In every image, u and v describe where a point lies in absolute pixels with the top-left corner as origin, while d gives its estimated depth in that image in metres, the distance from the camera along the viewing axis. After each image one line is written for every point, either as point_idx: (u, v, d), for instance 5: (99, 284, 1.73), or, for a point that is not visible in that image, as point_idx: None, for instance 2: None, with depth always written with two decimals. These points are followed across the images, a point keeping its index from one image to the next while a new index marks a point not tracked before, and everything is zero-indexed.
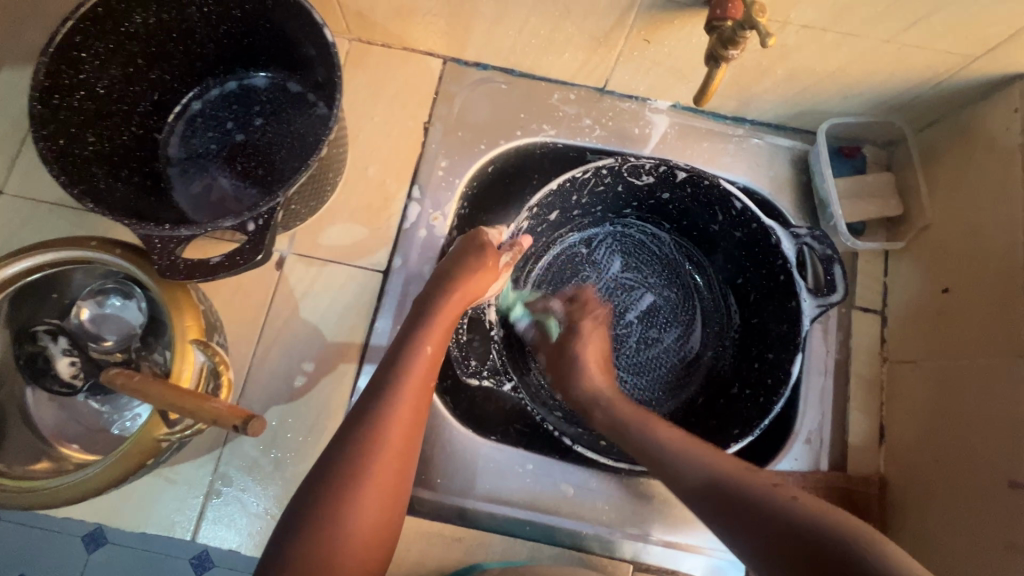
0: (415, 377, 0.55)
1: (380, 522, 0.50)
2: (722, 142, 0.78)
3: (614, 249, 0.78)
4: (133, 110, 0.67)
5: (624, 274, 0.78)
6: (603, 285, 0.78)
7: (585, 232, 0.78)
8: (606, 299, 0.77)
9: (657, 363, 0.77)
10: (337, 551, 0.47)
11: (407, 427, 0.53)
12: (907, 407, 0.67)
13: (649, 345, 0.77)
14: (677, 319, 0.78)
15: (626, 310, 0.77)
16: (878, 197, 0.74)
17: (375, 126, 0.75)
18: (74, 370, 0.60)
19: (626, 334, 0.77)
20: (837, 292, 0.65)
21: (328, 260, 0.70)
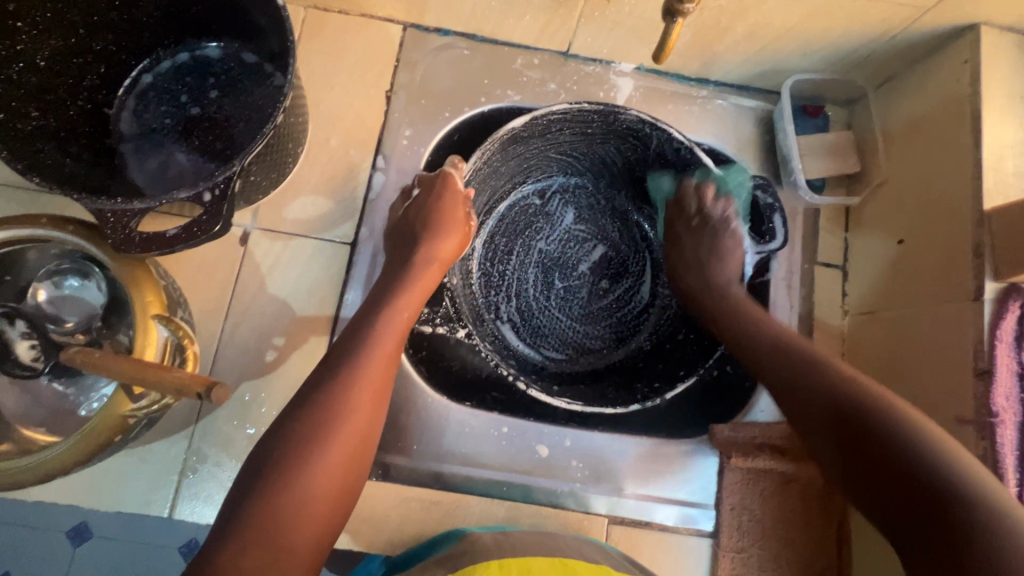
0: (390, 337, 0.55)
1: (339, 489, 0.48)
2: (686, 104, 0.78)
3: (568, 200, 0.79)
4: (78, 84, 0.65)
5: (577, 226, 0.78)
6: (556, 236, 0.77)
7: (539, 182, 0.78)
8: (559, 250, 0.77)
9: (608, 313, 0.77)
10: (290, 517, 0.44)
11: (377, 391, 0.52)
12: (866, 356, 0.70)
13: (601, 295, 0.77)
14: (628, 270, 0.78)
15: (579, 261, 0.77)
16: (838, 153, 0.75)
17: (336, 95, 0.73)
18: (33, 354, 0.59)
19: (579, 286, 0.76)
20: (777, 239, 0.70)
21: (293, 233, 0.69)
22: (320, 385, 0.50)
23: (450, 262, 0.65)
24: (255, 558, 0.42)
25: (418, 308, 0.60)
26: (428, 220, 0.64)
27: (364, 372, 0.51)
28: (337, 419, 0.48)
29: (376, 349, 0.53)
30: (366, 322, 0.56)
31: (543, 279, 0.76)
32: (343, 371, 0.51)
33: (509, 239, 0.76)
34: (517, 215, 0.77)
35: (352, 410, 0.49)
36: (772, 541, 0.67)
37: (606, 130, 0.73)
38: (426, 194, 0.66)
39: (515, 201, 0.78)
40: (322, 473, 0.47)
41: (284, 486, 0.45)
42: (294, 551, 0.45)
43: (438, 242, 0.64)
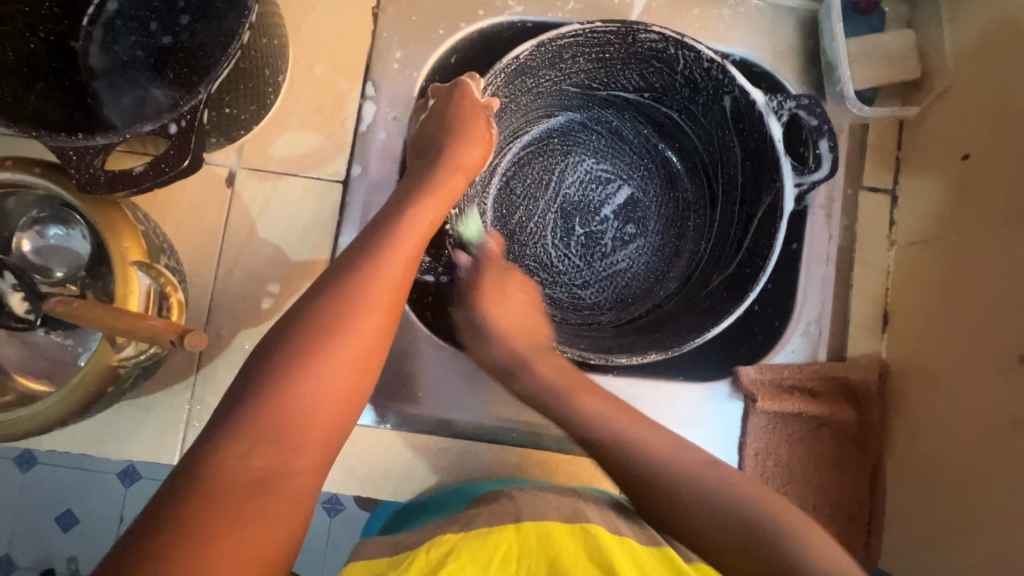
0: (413, 236, 0.50)
1: (353, 389, 0.43)
2: (715, 8, 0.68)
3: (589, 139, 0.72)
4: (38, 13, 0.60)
5: (598, 167, 0.72)
6: (576, 178, 0.72)
7: (554, 120, 0.72)
8: (579, 194, 0.72)
9: (635, 261, 0.72)
10: (298, 413, 0.40)
11: (397, 290, 0.46)
12: (913, 289, 0.63)
13: (626, 241, 0.72)
14: (656, 212, 0.73)
15: (602, 204, 0.72)
16: (894, 57, 0.65)
17: (317, 16, 0.66)
18: (24, 305, 0.54)
19: (602, 231, 0.72)
20: (823, 169, 0.61)
21: (282, 172, 0.64)
22: (334, 281, 0.45)
23: (476, 171, 0.60)
24: (264, 457, 0.39)
25: (443, 213, 0.54)
26: (447, 130, 0.59)
27: (383, 267, 0.46)
28: (350, 314, 0.43)
29: (396, 248, 0.48)
30: (386, 223, 0.50)
31: (562, 225, 0.71)
32: (356, 269, 0.45)
33: (526, 183, 0.71)
34: (533, 155, 0.72)
35: (369, 308, 0.44)
36: (799, 486, 0.63)
37: (624, 56, 0.64)
38: (445, 103, 0.61)
39: (531, 141, 0.72)
40: (334, 369, 0.41)
41: (294, 379, 0.40)
42: (305, 447, 0.40)
43: (460, 150, 0.59)
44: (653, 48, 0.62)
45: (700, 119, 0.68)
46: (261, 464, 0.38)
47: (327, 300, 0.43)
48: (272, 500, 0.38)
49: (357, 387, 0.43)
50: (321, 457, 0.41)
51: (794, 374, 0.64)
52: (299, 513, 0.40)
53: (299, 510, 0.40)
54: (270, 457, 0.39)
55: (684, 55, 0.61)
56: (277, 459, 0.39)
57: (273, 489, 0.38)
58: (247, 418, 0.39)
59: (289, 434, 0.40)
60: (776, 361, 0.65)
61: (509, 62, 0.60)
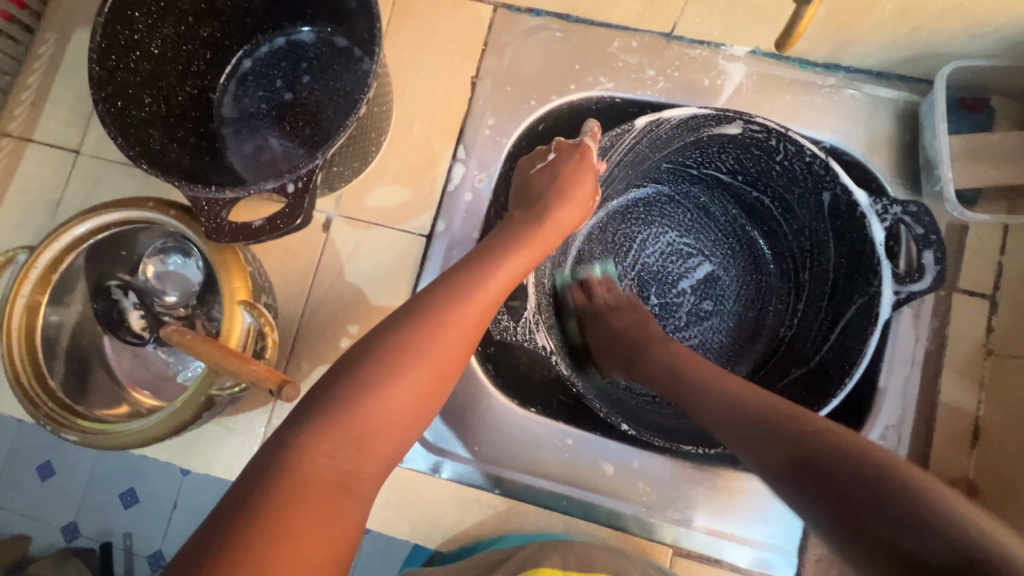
0: (490, 289, 0.53)
1: (419, 413, 0.47)
2: (808, 95, 0.68)
3: (674, 212, 0.79)
4: (188, 70, 0.68)
5: (682, 241, 0.79)
6: (659, 249, 0.79)
7: (647, 190, 0.79)
8: (660, 265, 0.78)
9: (713, 331, 0.79)
10: (372, 425, 0.44)
11: (475, 329, 0.51)
12: (1008, 407, 0.58)
13: (703, 315, 0.78)
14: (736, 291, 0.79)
15: (682, 278, 0.78)
16: (1001, 158, 0.62)
17: (421, 81, 0.72)
18: (142, 323, 0.64)
19: (678, 303, 0.78)
20: (926, 281, 0.60)
21: (373, 222, 0.70)
22: (428, 309, 0.49)
23: (568, 230, 0.63)
24: (342, 463, 0.43)
25: (524, 268, 0.57)
26: (557, 184, 0.63)
27: (460, 316, 0.50)
28: (435, 343, 0.48)
29: (483, 289, 0.52)
30: (477, 266, 0.54)
31: (642, 291, 0.78)
32: (446, 301, 0.50)
33: (608, 248, 0.78)
34: (621, 223, 0.79)
35: (454, 338, 0.49)
36: None
37: (724, 140, 0.69)
38: (561, 158, 0.64)
39: (620, 207, 0.79)
40: (412, 386, 0.46)
41: (378, 393, 0.45)
42: (373, 455, 0.44)
43: (561, 206, 0.62)
44: (755, 136, 0.66)
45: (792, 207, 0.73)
46: (334, 475, 0.42)
47: (418, 326, 0.48)
48: (343, 506, 0.42)
49: (422, 411, 0.47)
50: (380, 467, 0.45)
51: None
52: (355, 525, 0.43)
53: (355, 523, 0.43)
54: (348, 463, 0.43)
55: (786, 148, 0.65)
56: (350, 466, 0.43)
57: (341, 502, 0.42)
58: (331, 426, 0.43)
59: (364, 440, 0.44)
60: None
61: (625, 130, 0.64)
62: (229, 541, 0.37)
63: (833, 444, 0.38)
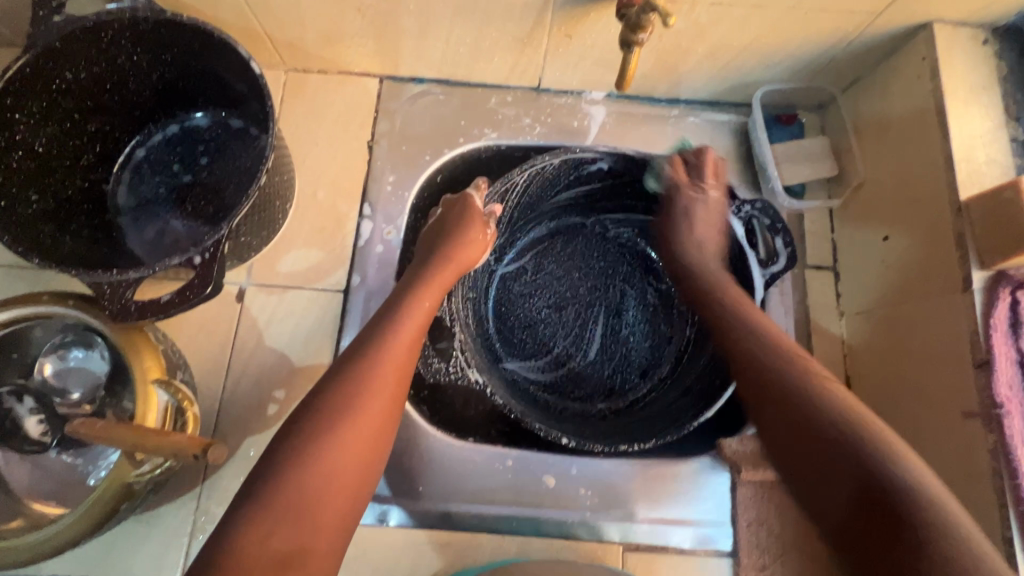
0: (405, 331, 0.55)
1: (365, 469, 0.46)
2: (660, 125, 0.80)
3: (575, 241, 0.88)
4: (76, 164, 0.68)
5: (585, 268, 0.88)
6: (569, 278, 0.87)
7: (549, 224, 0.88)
8: (572, 292, 0.87)
9: (628, 343, 0.86)
10: (311, 493, 0.43)
11: (402, 372, 0.52)
12: (865, 355, 0.69)
13: (618, 334, 0.86)
14: (643, 304, 0.87)
15: (594, 303, 0.86)
16: (813, 156, 0.76)
17: (320, 150, 0.76)
18: (41, 428, 0.61)
19: (595, 325, 0.86)
20: (781, 259, 0.72)
21: (287, 286, 0.71)
22: (347, 366, 0.50)
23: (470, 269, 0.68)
24: (285, 537, 0.41)
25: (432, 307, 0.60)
26: (449, 232, 0.68)
27: (384, 359, 0.51)
28: (357, 395, 0.48)
29: (398, 333, 0.54)
30: (386, 316, 0.56)
31: (559, 317, 0.86)
32: (364, 355, 0.50)
33: (524, 282, 0.87)
34: (530, 255, 0.88)
35: (381, 386, 0.49)
36: (790, 554, 0.66)
37: (602, 174, 0.82)
38: (448, 211, 0.70)
39: (526, 245, 0.88)
40: (347, 441, 0.46)
41: (309, 457, 0.44)
42: (319, 523, 0.43)
43: (460, 248, 0.67)
44: (628, 163, 0.79)
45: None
46: (282, 548, 0.41)
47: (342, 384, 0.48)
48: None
49: (364, 464, 0.47)
50: (334, 535, 0.44)
51: None
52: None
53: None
54: (292, 538, 0.41)
55: (651, 170, 0.78)
56: (296, 541, 0.42)
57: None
58: (261, 497, 0.42)
59: (308, 506, 0.43)
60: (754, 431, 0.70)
61: (512, 180, 0.76)
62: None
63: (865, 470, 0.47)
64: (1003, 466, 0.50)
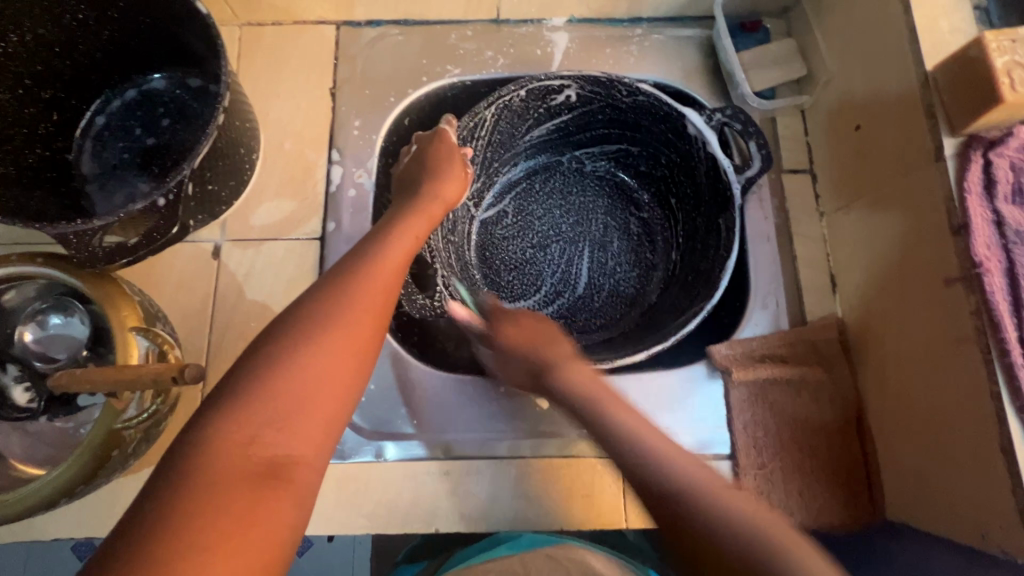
0: (393, 256, 0.54)
1: (347, 379, 0.44)
2: (624, 45, 0.79)
3: (553, 179, 0.89)
4: (34, 133, 0.67)
5: (566, 203, 0.87)
6: (550, 214, 0.87)
7: (525, 164, 0.88)
8: (555, 228, 0.86)
9: (616, 273, 0.85)
10: (293, 398, 0.41)
11: (389, 294, 0.51)
12: (848, 249, 0.68)
13: (605, 265, 0.85)
14: (627, 233, 0.87)
15: (578, 236, 0.86)
16: (781, 59, 0.76)
17: (282, 101, 0.75)
18: (29, 395, 0.61)
19: (581, 258, 0.85)
20: (756, 161, 0.71)
21: (263, 238, 0.70)
22: (331, 282, 0.49)
23: (454, 203, 0.67)
24: (268, 443, 0.39)
25: (421, 237, 0.60)
26: (429, 169, 0.68)
27: (371, 276, 0.50)
28: (342, 307, 0.46)
29: (384, 258, 0.53)
30: (372, 243, 0.55)
31: (545, 255, 0.85)
32: (350, 275, 0.49)
33: (505, 223, 0.86)
34: (509, 196, 0.88)
35: (365, 300, 0.48)
36: (793, 452, 0.65)
37: (570, 105, 0.80)
38: (425, 147, 0.70)
39: (503, 187, 0.88)
40: (336, 347, 0.44)
41: (294, 362, 0.42)
42: (305, 430, 0.41)
43: (440, 182, 0.66)
44: (595, 89, 0.77)
45: (645, 144, 0.84)
46: (263, 450, 0.39)
47: (327, 296, 0.47)
48: (276, 491, 0.38)
49: (350, 375, 0.44)
50: (317, 444, 0.41)
51: (762, 344, 0.68)
52: (295, 514, 0.38)
53: (297, 509, 0.39)
54: (276, 444, 0.39)
55: (621, 91, 0.76)
56: (281, 446, 0.40)
57: (273, 488, 0.38)
58: (239, 403, 0.40)
59: (292, 410, 0.41)
60: (743, 335, 0.70)
61: (479, 114, 0.74)
62: (135, 519, 0.35)
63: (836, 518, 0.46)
64: (987, 324, 0.50)
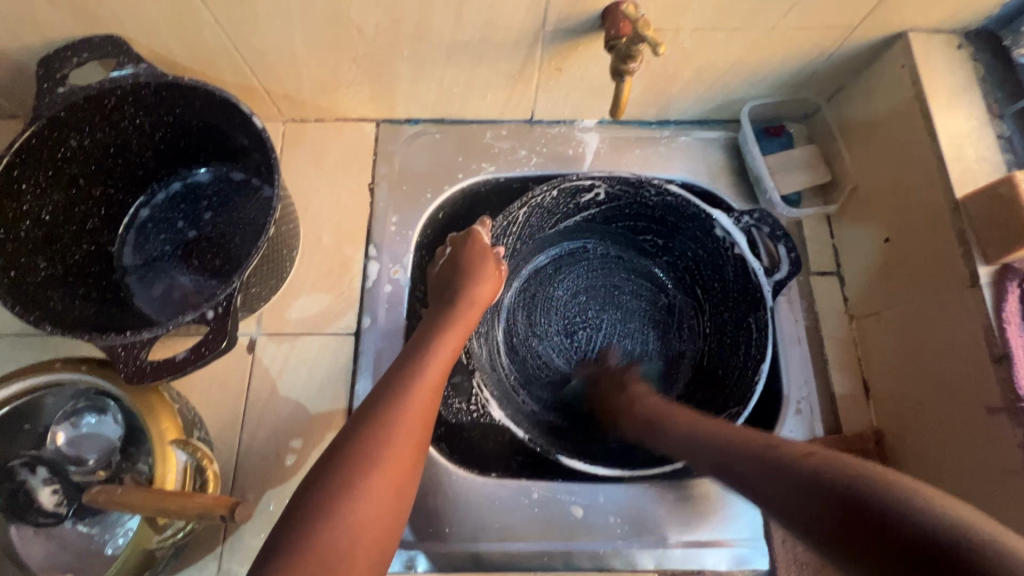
0: (429, 376, 0.54)
1: (390, 521, 0.44)
2: (652, 147, 0.82)
3: (579, 265, 0.87)
4: (82, 230, 0.69)
5: (591, 290, 0.86)
6: (575, 303, 0.86)
7: (550, 252, 0.87)
8: (581, 317, 0.86)
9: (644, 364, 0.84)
10: (343, 551, 0.41)
11: (425, 421, 0.51)
12: (880, 358, 0.68)
13: (633, 356, 0.84)
14: (654, 322, 0.86)
15: (604, 326, 0.85)
16: (807, 164, 0.78)
17: (321, 196, 0.77)
18: (56, 498, 0.60)
19: (609, 348, 0.84)
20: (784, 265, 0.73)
21: (298, 333, 0.71)
22: (374, 411, 0.49)
23: (487, 305, 0.68)
24: None
25: (456, 349, 0.61)
26: (463, 271, 0.68)
27: (413, 403, 0.50)
28: (386, 445, 0.46)
29: (424, 380, 0.53)
30: (412, 360, 0.56)
31: (572, 345, 0.84)
32: (391, 404, 0.50)
33: (530, 311, 0.85)
34: (533, 284, 0.86)
35: (409, 433, 0.48)
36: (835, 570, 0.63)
37: (598, 201, 0.82)
38: (459, 250, 0.71)
39: (528, 274, 0.86)
40: (384, 485, 0.44)
41: (341, 509, 0.42)
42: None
43: (476, 286, 0.67)
44: (624, 188, 0.80)
45: (672, 235, 0.84)
46: None
47: (368, 433, 0.47)
48: None
49: (391, 517, 0.45)
50: None
51: None
52: None
53: None
54: None
55: (650, 191, 0.79)
56: None
57: None
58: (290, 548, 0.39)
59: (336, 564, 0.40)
60: None
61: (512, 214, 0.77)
62: None
63: (850, 474, 0.40)
64: None
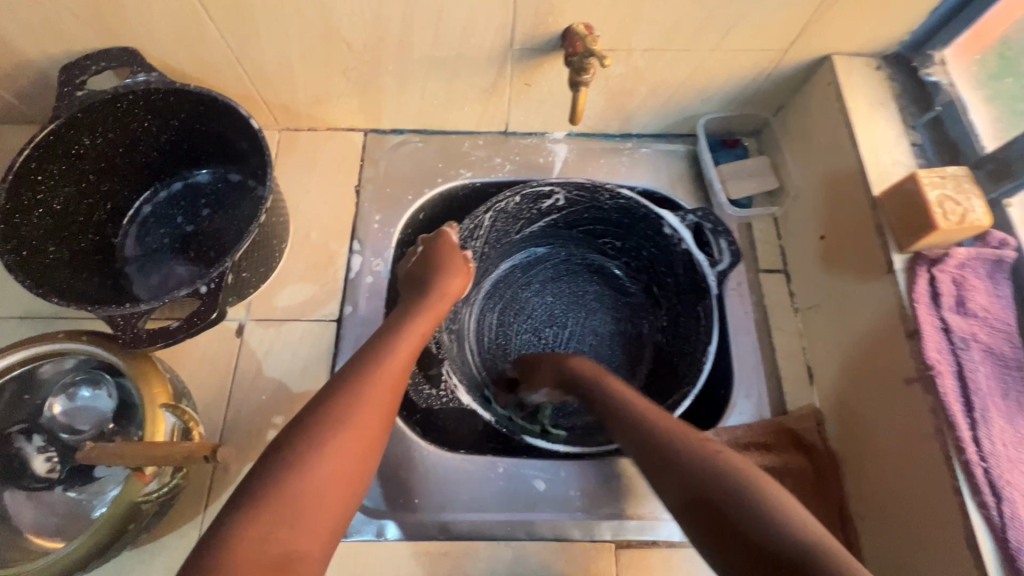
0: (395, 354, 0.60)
1: (353, 479, 0.50)
2: (616, 157, 0.90)
3: (544, 269, 0.95)
4: (88, 221, 0.75)
5: (556, 292, 0.93)
6: (541, 303, 0.93)
7: (517, 257, 0.94)
8: (547, 315, 0.92)
9: (607, 356, 0.90)
10: (307, 498, 0.46)
11: (390, 394, 0.56)
12: (821, 344, 0.74)
13: (596, 348, 0.91)
14: (616, 317, 0.93)
15: (568, 322, 0.92)
16: (754, 173, 0.86)
17: (311, 196, 0.84)
18: (49, 465, 0.64)
19: (573, 343, 0.91)
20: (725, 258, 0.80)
21: (284, 318, 0.76)
22: (343, 382, 0.55)
23: (456, 298, 0.74)
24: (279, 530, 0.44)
25: (423, 333, 0.66)
26: (432, 268, 0.74)
27: (378, 377, 0.56)
28: (351, 412, 0.52)
29: (390, 358, 0.59)
30: (381, 341, 0.62)
31: (539, 341, 0.90)
32: (358, 376, 0.55)
33: (500, 311, 0.92)
34: (502, 287, 0.93)
35: (373, 403, 0.54)
36: None
37: (559, 207, 0.89)
38: (429, 249, 0.77)
39: (497, 279, 0.94)
40: (347, 447, 0.50)
41: (306, 465, 0.48)
42: (311, 530, 0.46)
43: (444, 281, 0.73)
44: (581, 194, 0.87)
45: (627, 239, 0.91)
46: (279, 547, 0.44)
47: (337, 402, 0.52)
48: None
49: (355, 475, 0.50)
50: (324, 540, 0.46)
51: (747, 432, 0.72)
52: None
53: None
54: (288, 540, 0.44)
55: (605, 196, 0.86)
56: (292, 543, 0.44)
57: None
58: None
59: (299, 513, 0.46)
60: (729, 423, 0.74)
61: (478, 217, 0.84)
62: None
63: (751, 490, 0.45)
64: (946, 426, 0.56)
